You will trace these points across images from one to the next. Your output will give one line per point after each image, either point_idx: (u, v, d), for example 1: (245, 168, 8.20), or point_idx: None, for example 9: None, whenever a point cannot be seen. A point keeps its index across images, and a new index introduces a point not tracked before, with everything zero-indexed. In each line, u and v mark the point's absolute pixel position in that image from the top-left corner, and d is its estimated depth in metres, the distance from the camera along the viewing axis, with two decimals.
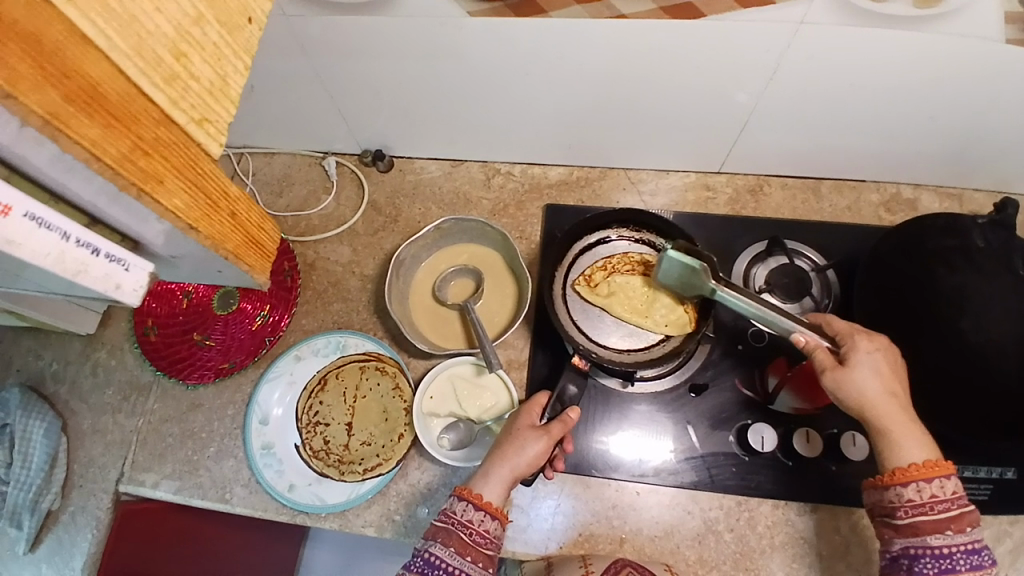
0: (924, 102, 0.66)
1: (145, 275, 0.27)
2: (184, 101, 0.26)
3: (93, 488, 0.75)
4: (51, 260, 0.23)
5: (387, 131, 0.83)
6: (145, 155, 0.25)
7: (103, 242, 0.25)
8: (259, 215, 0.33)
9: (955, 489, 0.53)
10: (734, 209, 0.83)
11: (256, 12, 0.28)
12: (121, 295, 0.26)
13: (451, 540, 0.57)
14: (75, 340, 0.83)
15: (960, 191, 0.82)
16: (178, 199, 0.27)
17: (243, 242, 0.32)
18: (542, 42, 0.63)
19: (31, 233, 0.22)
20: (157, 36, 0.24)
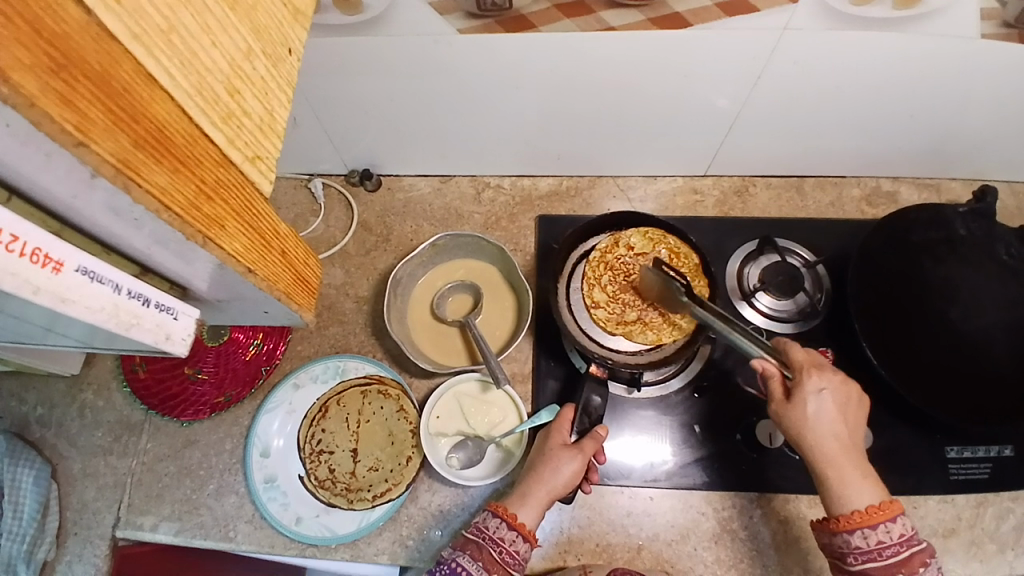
0: (902, 99, 0.69)
1: (191, 321, 0.27)
2: (240, 140, 0.25)
3: (88, 535, 0.73)
4: (106, 315, 0.22)
5: (375, 149, 0.82)
6: (207, 199, 0.24)
7: (149, 289, 0.24)
8: (302, 249, 0.35)
9: (902, 532, 0.54)
10: (723, 211, 0.84)
11: (294, 43, 0.28)
12: (172, 346, 0.26)
13: (480, 555, 0.59)
14: (59, 381, 0.80)
15: (937, 181, 0.86)
16: (237, 242, 0.27)
17: (289, 278, 0.33)
18: (533, 57, 0.63)
19: (84, 288, 0.21)
20: (214, 73, 0.24)
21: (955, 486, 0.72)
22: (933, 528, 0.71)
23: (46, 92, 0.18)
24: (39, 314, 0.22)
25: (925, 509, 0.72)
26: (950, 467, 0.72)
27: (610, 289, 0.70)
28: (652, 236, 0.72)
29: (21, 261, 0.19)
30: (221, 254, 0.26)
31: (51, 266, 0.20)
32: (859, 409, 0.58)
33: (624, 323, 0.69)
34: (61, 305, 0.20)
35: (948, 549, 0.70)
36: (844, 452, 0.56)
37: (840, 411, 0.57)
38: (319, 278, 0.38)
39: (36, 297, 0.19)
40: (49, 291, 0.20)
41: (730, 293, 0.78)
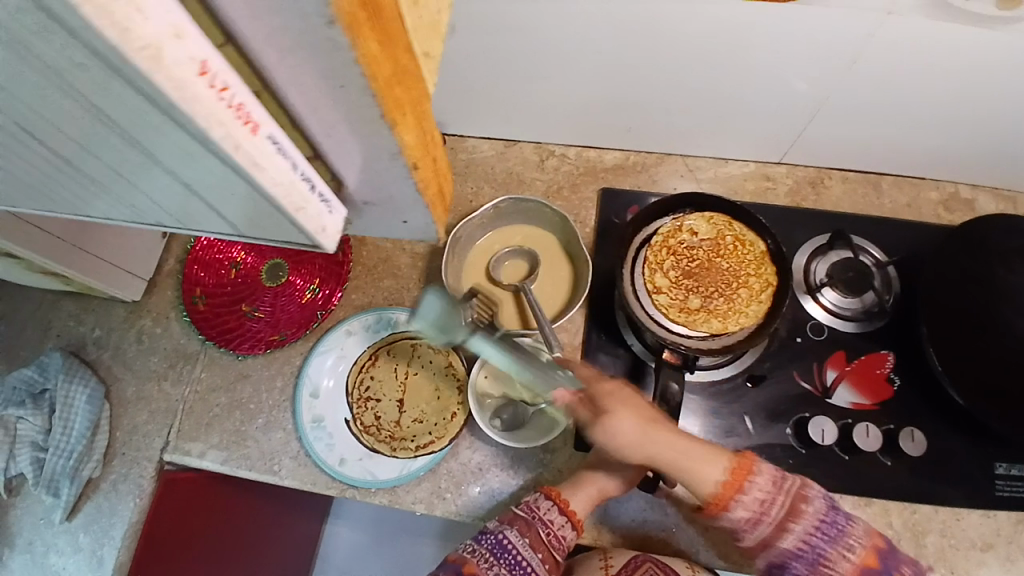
0: (1003, 97, 0.65)
1: (339, 219, 0.35)
2: (420, 39, 0.30)
3: (136, 457, 0.75)
4: (285, 192, 0.30)
5: (444, 107, 0.82)
6: (399, 85, 0.28)
7: (316, 182, 0.32)
8: (443, 163, 0.38)
9: (761, 488, 0.60)
10: (794, 201, 0.81)
11: None
12: (324, 236, 0.34)
13: (528, 533, 0.61)
14: (120, 306, 0.83)
15: (1019, 193, 0.82)
16: (411, 139, 0.32)
17: (433, 191, 0.37)
18: (619, 22, 0.62)
19: (272, 156, 0.28)
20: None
21: (1001, 503, 0.69)
22: (973, 541, 0.69)
23: None
24: (234, 187, 0.30)
25: (968, 522, 0.69)
26: (1004, 485, 0.70)
27: (675, 275, 0.70)
28: (717, 222, 0.71)
29: (233, 116, 0.25)
30: (397, 140, 0.31)
31: (252, 128, 0.27)
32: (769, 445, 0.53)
33: (691, 310, 0.68)
34: (255, 166, 0.27)
35: (985, 563, 0.68)
36: None
37: None
38: (450, 189, 0.40)
39: (237, 151, 0.26)
40: (251, 151, 0.27)
41: (795, 287, 0.76)
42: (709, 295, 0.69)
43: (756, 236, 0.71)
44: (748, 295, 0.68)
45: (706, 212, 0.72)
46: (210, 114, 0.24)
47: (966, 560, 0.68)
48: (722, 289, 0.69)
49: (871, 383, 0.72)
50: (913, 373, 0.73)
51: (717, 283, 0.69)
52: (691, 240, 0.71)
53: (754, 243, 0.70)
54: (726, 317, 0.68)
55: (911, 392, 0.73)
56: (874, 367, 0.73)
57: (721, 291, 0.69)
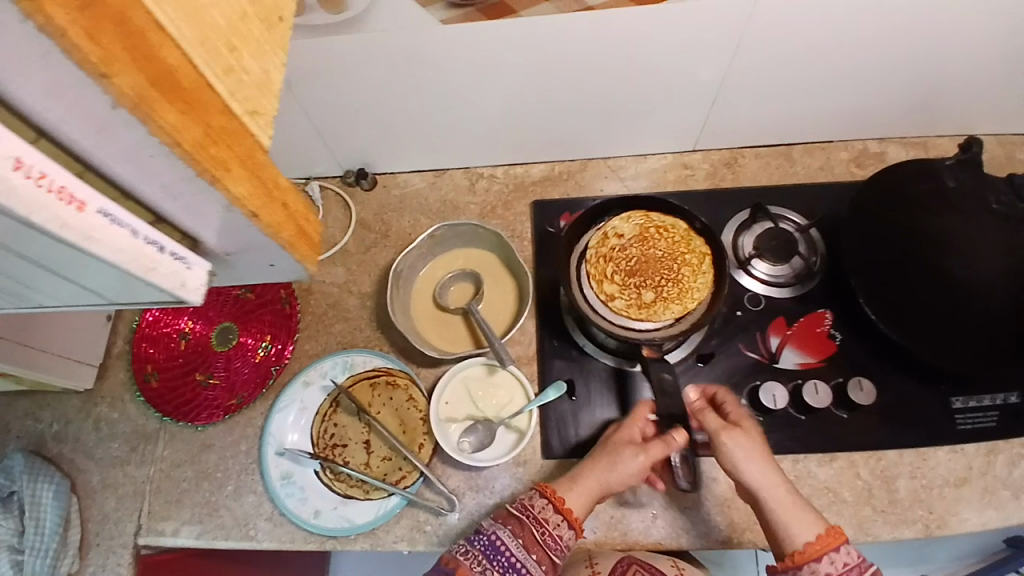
0: (881, 55, 0.70)
1: (203, 272, 0.29)
2: (240, 92, 0.26)
3: (111, 545, 0.74)
4: (126, 256, 0.25)
5: (369, 148, 0.84)
6: (214, 142, 0.25)
7: (167, 240, 0.27)
8: (302, 203, 0.32)
9: (847, 560, 0.58)
10: (714, 183, 0.85)
11: (284, 9, 0.28)
12: (185, 292, 0.28)
13: (522, 533, 0.63)
14: (73, 397, 0.81)
15: (924, 138, 0.86)
16: (240, 186, 0.27)
17: (295, 232, 0.32)
18: (512, 42, 0.65)
19: (107, 229, 0.24)
20: (214, 27, 0.24)
21: (963, 436, 0.72)
22: (945, 478, 0.71)
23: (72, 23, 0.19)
24: (76, 259, 0.26)
25: (936, 460, 0.72)
26: (956, 417, 0.73)
27: (620, 277, 0.71)
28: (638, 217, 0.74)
29: (50, 198, 0.22)
30: (228, 197, 0.27)
31: (77, 206, 0.23)
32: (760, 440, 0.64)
33: (648, 305, 0.70)
34: (88, 242, 0.23)
35: (957, 498, 0.70)
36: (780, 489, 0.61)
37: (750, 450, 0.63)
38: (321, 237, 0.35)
39: (63, 232, 0.23)
40: (74, 228, 0.23)
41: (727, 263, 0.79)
42: (659, 285, 0.71)
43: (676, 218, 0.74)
44: (693, 271, 0.71)
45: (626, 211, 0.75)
46: (18, 201, 0.21)
47: (943, 499, 0.70)
48: (668, 276, 0.71)
49: (810, 341, 0.75)
50: (851, 325, 0.76)
51: (661, 271, 0.71)
52: (620, 241, 0.73)
53: (676, 226, 0.73)
54: (682, 300, 0.69)
55: (854, 344, 0.76)
56: (814, 326, 0.76)
57: (668, 277, 0.71)
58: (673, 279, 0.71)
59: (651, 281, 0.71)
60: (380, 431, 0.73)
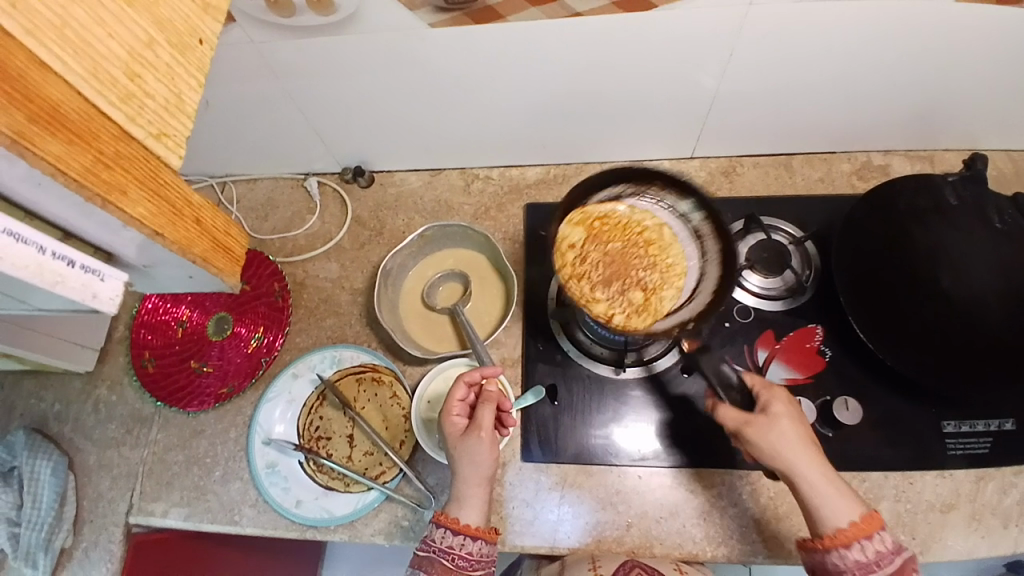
0: (882, 68, 0.68)
1: (120, 284, 0.28)
2: (141, 118, 0.27)
3: (104, 523, 0.76)
4: (29, 271, 0.24)
5: (366, 147, 0.85)
6: (106, 167, 0.25)
7: (79, 256, 0.26)
8: (224, 222, 0.33)
9: (881, 547, 0.55)
10: (709, 192, 0.84)
11: (205, 34, 0.30)
12: (98, 304, 0.27)
13: (434, 568, 0.59)
14: (75, 379, 0.84)
15: (930, 152, 0.85)
16: (141, 208, 0.27)
17: (210, 246, 0.31)
18: (501, 49, 0.65)
19: (6, 246, 0.24)
20: (110, 59, 0.25)
21: (954, 461, 0.70)
22: (930, 503, 0.69)
23: None
24: None
25: (922, 485, 0.70)
26: (948, 442, 0.71)
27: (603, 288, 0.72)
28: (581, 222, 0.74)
29: None
30: (124, 219, 0.26)
31: None
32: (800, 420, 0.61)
33: (643, 303, 0.71)
34: None
35: (941, 523, 0.69)
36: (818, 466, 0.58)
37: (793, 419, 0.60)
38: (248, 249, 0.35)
39: None
40: None
41: None
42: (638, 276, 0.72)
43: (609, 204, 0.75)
44: (659, 249, 0.73)
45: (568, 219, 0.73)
46: None
47: (927, 524, 0.69)
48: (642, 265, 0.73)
49: (799, 357, 0.74)
50: (842, 342, 0.75)
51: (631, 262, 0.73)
52: (583, 252, 0.73)
53: (615, 212, 0.75)
54: (668, 281, 0.72)
55: (844, 360, 0.74)
56: (803, 341, 0.75)
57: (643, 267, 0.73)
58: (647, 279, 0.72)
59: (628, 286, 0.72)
60: (362, 426, 0.74)
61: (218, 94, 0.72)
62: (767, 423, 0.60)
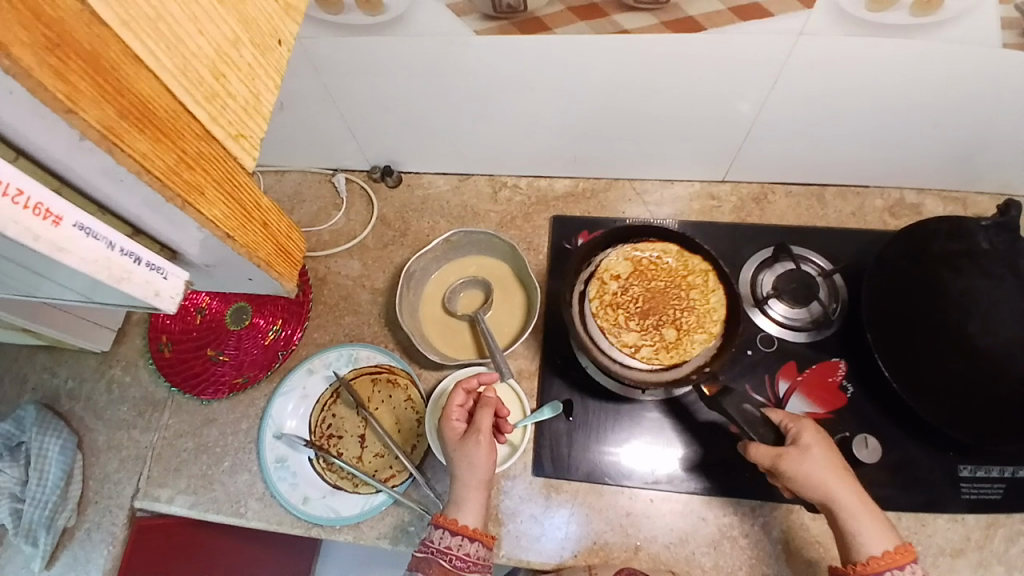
0: (925, 108, 0.68)
1: (180, 282, 0.28)
2: (223, 118, 0.27)
3: (108, 504, 0.76)
4: (97, 267, 0.24)
5: (397, 148, 0.85)
6: (189, 168, 0.25)
7: (142, 253, 0.26)
8: (284, 224, 0.35)
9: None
10: (738, 217, 0.84)
11: (284, 34, 0.29)
12: (159, 302, 0.27)
13: (432, 569, 0.58)
14: (90, 357, 0.85)
15: (963, 194, 0.83)
16: (217, 210, 0.28)
17: (273, 250, 0.33)
18: (545, 60, 0.65)
19: (79, 242, 0.23)
20: (199, 57, 0.25)
21: (968, 506, 0.69)
22: (941, 548, 0.68)
23: (43, 67, 0.19)
24: (47, 264, 0.25)
25: (934, 528, 0.69)
26: (961, 486, 0.70)
27: (634, 322, 0.72)
28: (627, 255, 0.75)
29: (24, 212, 0.21)
30: (200, 219, 0.27)
31: (51, 220, 0.22)
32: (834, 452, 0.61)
33: (675, 343, 0.70)
34: (59, 255, 0.23)
35: (954, 570, 0.67)
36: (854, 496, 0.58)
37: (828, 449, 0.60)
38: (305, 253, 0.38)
39: (35, 244, 0.22)
40: (46, 240, 0.22)
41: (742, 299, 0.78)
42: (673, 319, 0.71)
43: (661, 243, 0.74)
44: (702, 293, 0.71)
45: (608, 253, 0.75)
46: None
47: (936, 569, 0.67)
48: (681, 305, 0.72)
49: (818, 392, 0.73)
50: (863, 379, 0.74)
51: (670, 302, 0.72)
52: (621, 285, 0.73)
53: (664, 251, 0.74)
54: (703, 325, 0.70)
55: (863, 397, 0.73)
56: (825, 375, 0.74)
57: (681, 308, 0.71)
58: (678, 315, 0.71)
59: (659, 318, 0.72)
60: (375, 428, 0.74)
61: None
62: (801, 452, 0.59)
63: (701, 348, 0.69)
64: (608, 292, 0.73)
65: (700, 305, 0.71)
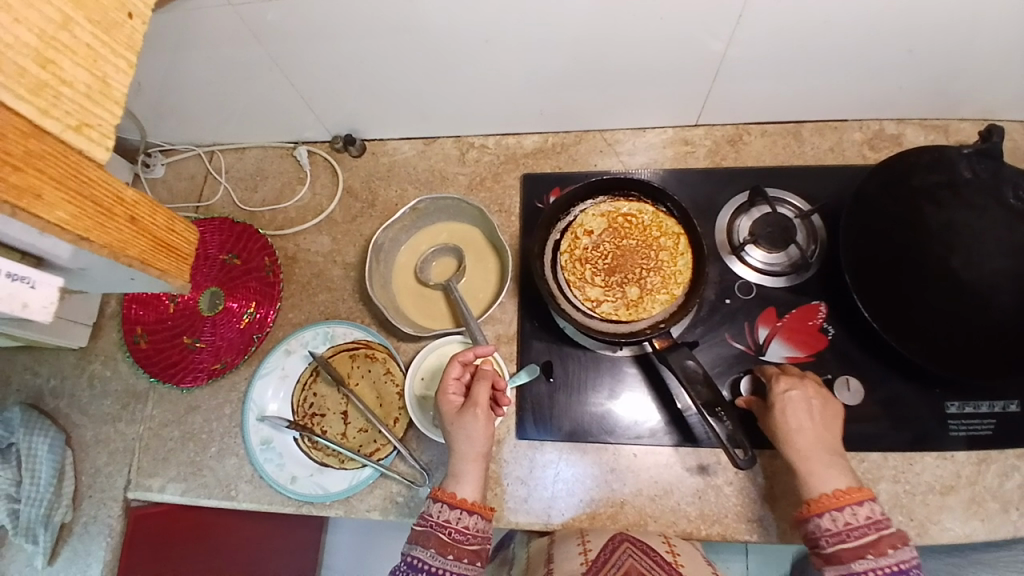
0: (903, 34, 0.64)
1: (53, 290, 0.29)
2: (55, 110, 0.28)
3: (102, 497, 0.77)
4: None
5: (356, 116, 0.82)
6: (15, 170, 0.26)
7: (4, 265, 0.27)
8: (164, 217, 0.36)
9: (870, 515, 0.56)
10: (714, 161, 0.81)
11: (134, 8, 0.32)
12: (29, 313, 0.28)
13: (431, 541, 0.59)
14: (68, 354, 0.84)
15: (946, 121, 0.80)
16: (61, 211, 0.28)
17: (147, 246, 0.34)
18: (500, 8, 0.60)
19: None
20: (17, 48, 0.27)
21: (956, 443, 0.69)
22: (930, 485, 0.69)
23: None
24: None
25: (922, 466, 0.69)
26: (949, 422, 0.70)
27: (600, 278, 0.71)
28: (603, 210, 0.73)
29: None
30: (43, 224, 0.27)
31: None
32: (830, 408, 0.62)
33: (636, 301, 0.69)
34: None
35: (945, 506, 0.68)
36: (818, 445, 0.60)
37: (816, 417, 0.61)
38: (196, 245, 0.39)
39: None
40: None
41: (720, 247, 0.76)
42: (639, 278, 0.70)
43: (640, 201, 0.72)
44: (671, 255, 0.70)
45: (585, 206, 0.73)
46: None
47: (925, 506, 0.68)
48: (648, 265, 0.70)
49: (801, 336, 0.73)
50: (844, 320, 0.73)
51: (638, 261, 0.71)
52: (594, 240, 0.72)
53: (641, 209, 0.72)
54: (667, 287, 0.69)
55: (846, 338, 0.73)
56: (806, 319, 0.73)
57: (648, 268, 0.70)
58: (645, 274, 0.70)
59: (625, 277, 0.70)
60: (356, 404, 0.73)
61: (197, 60, 0.69)
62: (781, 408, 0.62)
63: (662, 308, 0.68)
64: (579, 247, 0.72)
65: (668, 265, 0.70)
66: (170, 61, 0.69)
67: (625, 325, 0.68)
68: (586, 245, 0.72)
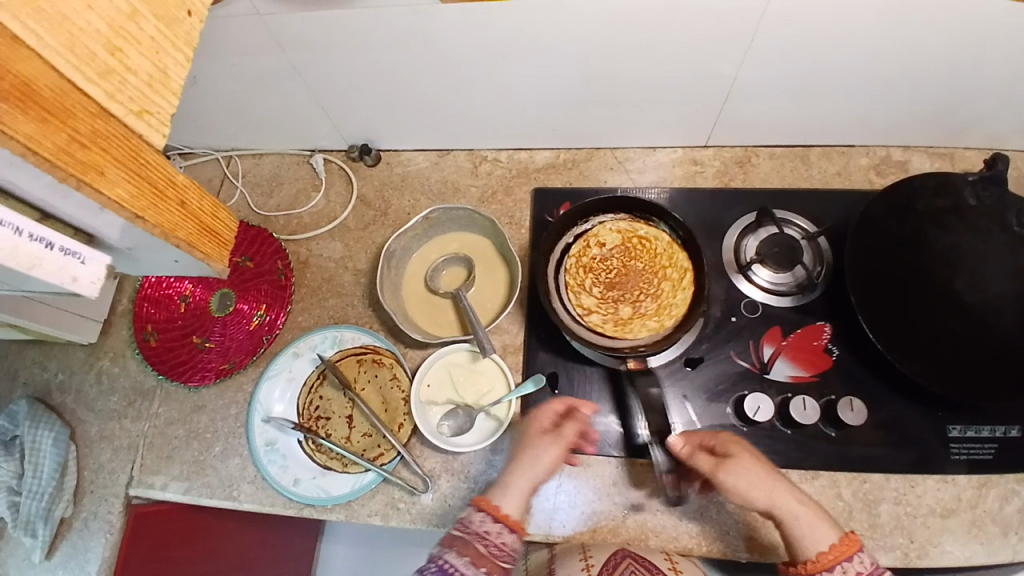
0: (910, 62, 0.65)
1: (102, 267, 0.30)
2: (120, 95, 0.29)
3: (104, 493, 0.77)
4: (5, 253, 0.26)
5: (373, 126, 0.83)
6: (82, 147, 0.28)
7: (57, 239, 0.28)
8: (210, 204, 0.37)
9: (872, 561, 0.57)
10: (722, 181, 0.83)
11: (195, 6, 0.33)
12: (78, 287, 0.29)
13: (467, 550, 0.58)
14: (78, 350, 0.84)
15: (951, 150, 0.82)
16: (121, 189, 0.29)
17: (193, 228, 0.35)
18: (519, 25, 0.62)
19: None
20: (89, 33, 0.28)
21: (957, 466, 0.69)
22: (931, 508, 0.68)
23: None
24: None
25: (924, 488, 0.69)
26: (951, 445, 0.70)
27: (598, 290, 0.72)
28: (619, 227, 0.74)
29: None
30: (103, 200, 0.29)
31: None
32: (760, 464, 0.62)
33: (626, 320, 0.70)
34: None
35: (946, 530, 0.67)
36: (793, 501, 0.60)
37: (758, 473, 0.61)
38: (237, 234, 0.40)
39: None
40: None
41: (726, 265, 0.77)
42: (636, 301, 0.71)
43: (658, 227, 0.73)
44: (673, 286, 0.71)
45: (603, 219, 0.74)
46: None
47: (927, 529, 0.68)
48: (648, 290, 0.71)
49: (805, 356, 0.73)
50: (847, 341, 0.74)
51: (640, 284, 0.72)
52: (604, 252, 0.73)
53: (657, 236, 0.73)
54: (659, 316, 0.70)
55: (850, 359, 0.73)
56: (811, 339, 0.74)
57: (647, 292, 0.71)
58: (643, 299, 0.71)
59: (623, 297, 0.71)
60: (361, 408, 0.74)
61: (223, 66, 0.71)
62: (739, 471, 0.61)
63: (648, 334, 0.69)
64: (586, 258, 0.73)
65: (667, 297, 0.71)
66: (198, 66, 0.71)
67: (608, 337, 0.69)
68: (592, 257, 0.73)
